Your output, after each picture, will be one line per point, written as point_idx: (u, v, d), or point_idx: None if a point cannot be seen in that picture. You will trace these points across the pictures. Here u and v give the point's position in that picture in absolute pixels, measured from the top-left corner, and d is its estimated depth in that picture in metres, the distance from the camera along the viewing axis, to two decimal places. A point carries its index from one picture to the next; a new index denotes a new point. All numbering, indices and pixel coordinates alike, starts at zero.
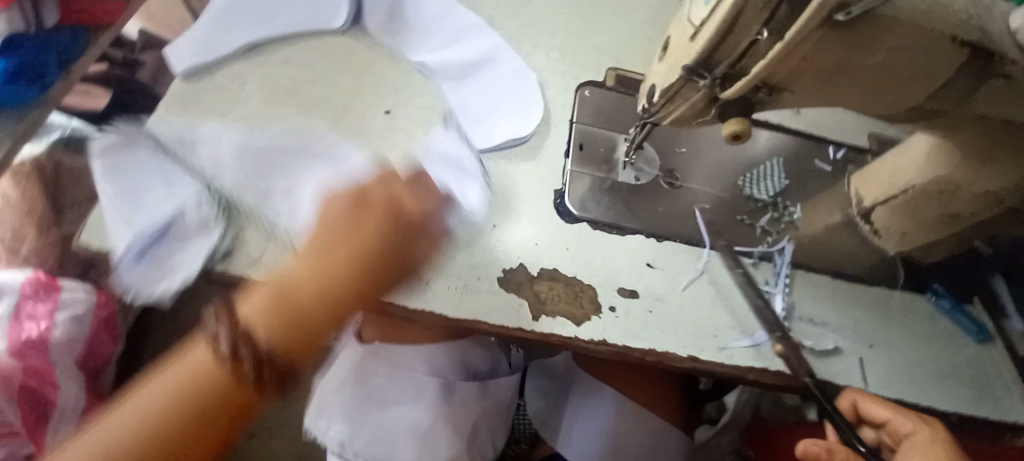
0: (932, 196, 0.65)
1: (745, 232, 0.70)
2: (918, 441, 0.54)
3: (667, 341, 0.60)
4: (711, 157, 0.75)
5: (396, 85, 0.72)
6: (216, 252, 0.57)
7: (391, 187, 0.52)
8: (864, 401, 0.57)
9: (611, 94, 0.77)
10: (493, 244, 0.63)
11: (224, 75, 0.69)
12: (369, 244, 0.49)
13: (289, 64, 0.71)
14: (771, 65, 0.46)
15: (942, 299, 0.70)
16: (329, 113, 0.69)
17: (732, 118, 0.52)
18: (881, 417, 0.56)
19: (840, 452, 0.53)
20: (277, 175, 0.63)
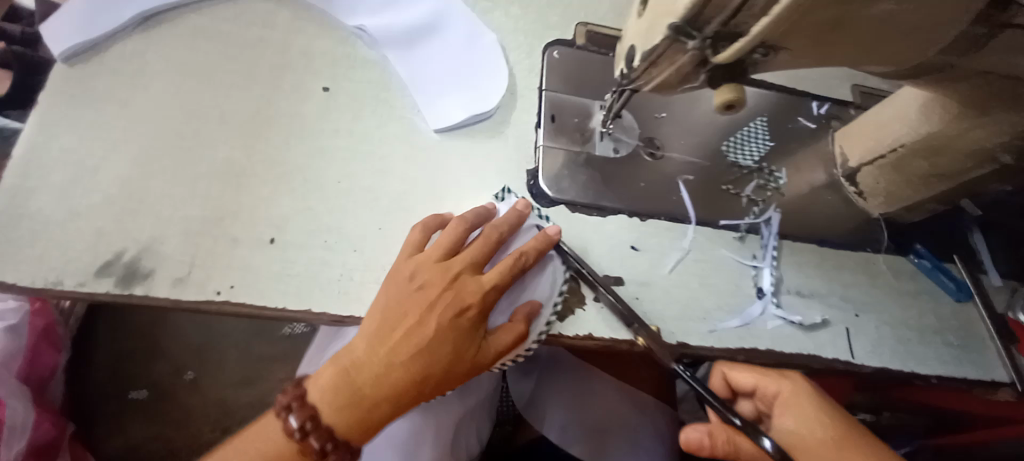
0: (921, 154, 0.61)
1: (731, 203, 0.65)
2: (784, 401, 0.52)
3: (655, 330, 0.56)
4: (692, 123, 0.69)
5: (330, 56, 0.61)
6: (131, 273, 0.47)
7: (449, 268, 0.49)
8: (729, 371, 0.56)
9: (581, 55, 0.69)
10: None
11: (119, 55, 0.57)
12: (447, 341, 0.47)
13: (198, 36, 0.59)
14: (776, 24, 0.38)
15: (923, 260, 0.69)
16: (251, 92, 0.57)
17: (719, 84, 0.46)
18: (748, 384, 0.55)
19: (719, 434, 0.53)
20: (227, 180, 0.52)
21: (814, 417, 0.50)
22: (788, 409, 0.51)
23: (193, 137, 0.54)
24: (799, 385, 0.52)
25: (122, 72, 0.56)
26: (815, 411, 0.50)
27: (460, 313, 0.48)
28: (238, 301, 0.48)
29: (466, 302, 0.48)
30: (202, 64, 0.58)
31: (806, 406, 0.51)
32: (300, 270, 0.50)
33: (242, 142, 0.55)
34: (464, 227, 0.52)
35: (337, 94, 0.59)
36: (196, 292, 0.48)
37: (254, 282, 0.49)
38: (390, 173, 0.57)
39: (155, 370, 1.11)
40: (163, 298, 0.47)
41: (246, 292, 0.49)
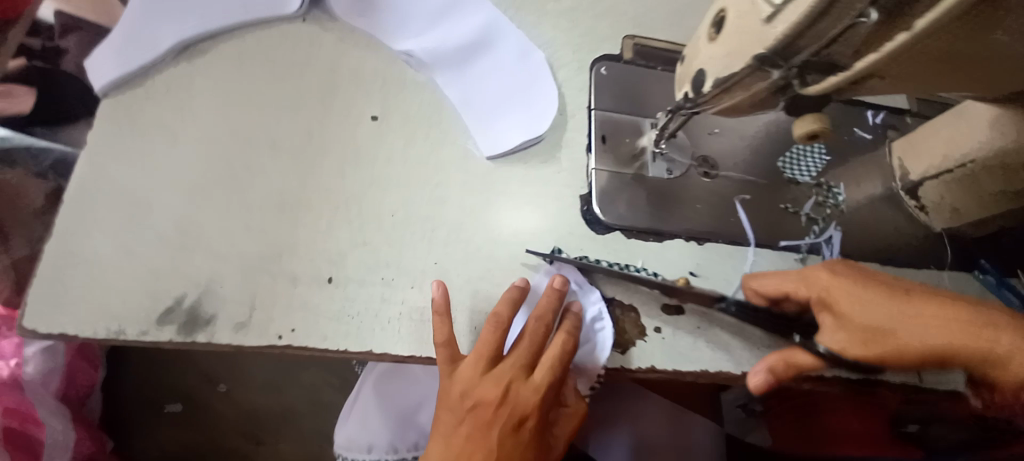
0: (995, 172, 0.59)
1: (793, 223, 0.63)
2: (833, 291, 0.49)
3: (720, 361, 0.55)
4: (748, 138, 0.66)
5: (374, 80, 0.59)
6: (194, 319, 0.47)
7: (498, 379, 0.47)
8: (755, 279, 0.54)
9: (631, 71, 0.66)
10: (523, 268, 0.55)
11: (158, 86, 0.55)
12: (515, 451, 0.47)
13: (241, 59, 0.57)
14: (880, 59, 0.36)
15: (988, 275, 0.67)
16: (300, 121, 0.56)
17: (807, 112, 0.45)
18: (776, 291, 0.53)
19: (786, 370, 0.49)
20: (285, 215, 0.51)
21: (859, 296, 0.48)
22: (831, 303, 0.49)
23: (246, 172, 0.53)
24: (830, 275, 0.50)
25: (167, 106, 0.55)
26: (852, 297, 0.48)
27: (518, 422, 0.47)
28: (303, 344, 0.48)
29: (520, 410, 0.47)
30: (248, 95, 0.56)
31: (848, 290, 0.49)
32: (359, 309, 0.49)
33: (295, 174, 0.53)
34: (503, 325, 0.49)
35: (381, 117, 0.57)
36: (261, 337, 0.47)
37: (317, 324, 0.48)
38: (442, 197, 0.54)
39: (186, 381, 1.09)
40: (225, 344, 0.47)
41: (309, 334, 0.48)
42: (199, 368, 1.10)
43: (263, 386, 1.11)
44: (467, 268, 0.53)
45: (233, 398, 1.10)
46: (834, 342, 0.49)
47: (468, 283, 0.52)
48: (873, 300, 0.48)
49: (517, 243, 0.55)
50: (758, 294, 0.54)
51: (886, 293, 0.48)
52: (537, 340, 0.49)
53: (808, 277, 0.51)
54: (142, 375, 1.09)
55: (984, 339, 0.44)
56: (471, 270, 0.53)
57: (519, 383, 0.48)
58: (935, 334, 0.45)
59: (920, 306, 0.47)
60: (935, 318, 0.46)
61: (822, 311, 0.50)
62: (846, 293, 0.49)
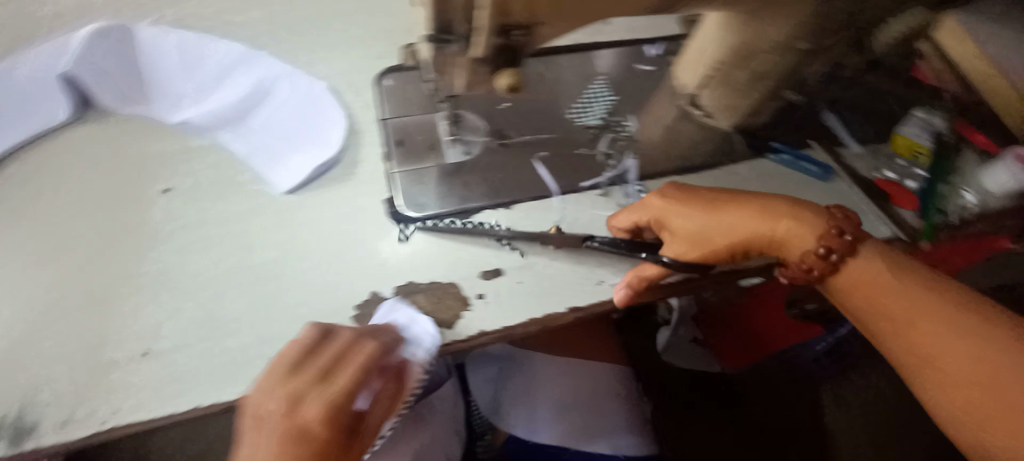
0: (737, 64, 0.64)
1: (589, 164, 0.68)
2: (669, 213, 0.58)
3: (546, 305, 0.59)
4: (535, 101, 0.72)
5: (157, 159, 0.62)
6: (20, 432, 0.48)
7: (298, 381, 0.46)
8: (616, 216, 0.62)
9: (412, 76, 0.70)
10: (340, 282, 0.57)
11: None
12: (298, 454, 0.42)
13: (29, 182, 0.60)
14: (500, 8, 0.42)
15: (781, 154, 0.74)
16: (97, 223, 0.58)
17: (502, 69, 0.48)
18: (626, 224, 0.61)
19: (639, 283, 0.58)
20: (93, 304, 0.53)
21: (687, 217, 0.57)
22: (667, 223, 0.58)
23: (48, 279, 0.55)
24: (663, 195, 0.59)
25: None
26: (680, 217, 0.57)
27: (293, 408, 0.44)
28: (127, 421, 0.49)
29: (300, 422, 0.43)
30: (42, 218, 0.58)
31: (674, 207, 0.58)
32: (181, 370, 0.51)
33: (96, 264, 0.55)
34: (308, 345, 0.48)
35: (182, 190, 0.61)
36: (83, 428, 0.48)
37: (141, 398, 0.50)
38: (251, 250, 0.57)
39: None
40: (54, 444, 0.48)
41: (132, 410, 0.49)
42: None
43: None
44: (284, 296, 0.55)
45: None
46: (675, 255, 0.58)
47: (287, 313, 0.55)
48: (694, 207, 0.57)
49: (333, 260, 0.58)
50: (619, 229, 0.62)
51: (706, 203, 0.57)
52: (347, 354, 0.48)
53: (645, 205, 0.60)
54: None
55: (768, 228, 0.55)
56: (288, 299, 0.55)
57: (296, 408, 0.44)
58: (745, 223, 0.55)
59: (732, 200, 0.57)
60: (737, 218, 0.56)
61: (663, 232, 0.59)
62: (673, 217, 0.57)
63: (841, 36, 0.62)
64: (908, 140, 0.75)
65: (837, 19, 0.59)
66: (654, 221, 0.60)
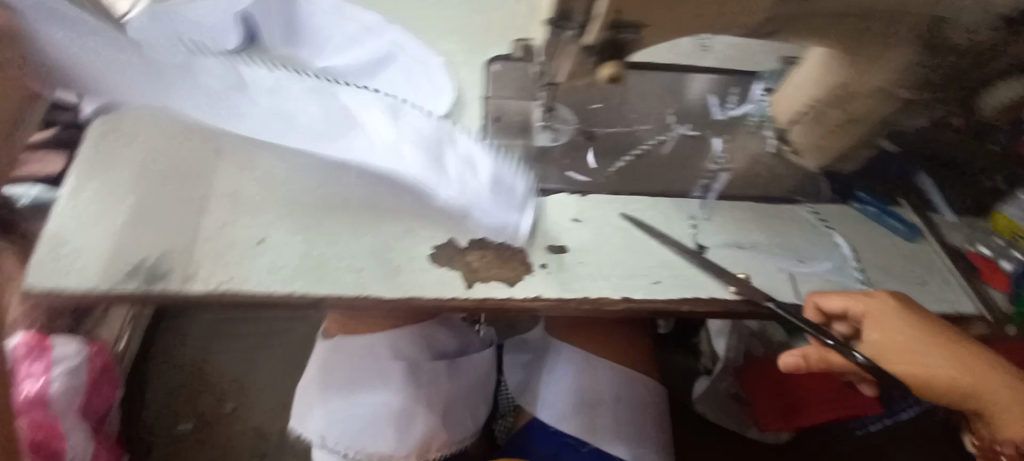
0: (834, 104, 0.65)
1: (669, 174, 0.72)
2: (874, 315, 0.58)
3: (602, 288, 0.63)
4: (627, 106, 0.77)
5: (285, 80, 0.67)
6: (154, 275, 0.59)
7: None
8: (823, 299, 0.60)
9: (520, 65, 0.78)
10: (424, 224, 0.65)
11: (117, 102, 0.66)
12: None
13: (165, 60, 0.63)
14: (617, 3, 0.48)
15: (867, 205, 0.73)
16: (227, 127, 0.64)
17: (609, 61, 0.53)
18: (839, 308, 0.59)
19: (815, 357, 0.58)
20: (232, 192, 0.65)
21: (899, 324, 0.58)
22: (882, 323, 0.58)
23: (200, 165, 0.67)
24: (889, 302, 0.59)
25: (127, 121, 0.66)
26: (901, 323, 0.57)
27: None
28: (234, 289, 0.59)
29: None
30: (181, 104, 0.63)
31: (901, 313, 0.58)
32: (284, 262, 0.61)
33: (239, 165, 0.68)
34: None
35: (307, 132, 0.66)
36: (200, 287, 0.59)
37: (251, 277, 0.60)
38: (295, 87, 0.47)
39: (201, 402, 1.24)
40: (176, 291, 0.58)
41: (240, 284, 0.59)
42: (212, 391, 1.25)
43: (268, 404, 1.25)
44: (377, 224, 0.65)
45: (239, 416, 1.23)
46: (876, 355, 0.58)
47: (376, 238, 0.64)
48: (927, 338, 0.57)
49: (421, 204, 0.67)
50: (815, 307, 0.61)
51: (935, 337, 0.57)
52: None
53: (874, 299, 0.59)
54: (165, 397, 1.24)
55: (989, 388, 0.55)
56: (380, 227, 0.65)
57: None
58: (957, 369, 0.55)
59: (947, 348, 0.56)
60: (948, 360, 0.56)
61: (871, 332, 0.58)
62: (891, 318, 0.57)
63: None
64: (1010, 221, 0.71)
65: (949, 78, 0.59)
66: (865, 313, 0.59)
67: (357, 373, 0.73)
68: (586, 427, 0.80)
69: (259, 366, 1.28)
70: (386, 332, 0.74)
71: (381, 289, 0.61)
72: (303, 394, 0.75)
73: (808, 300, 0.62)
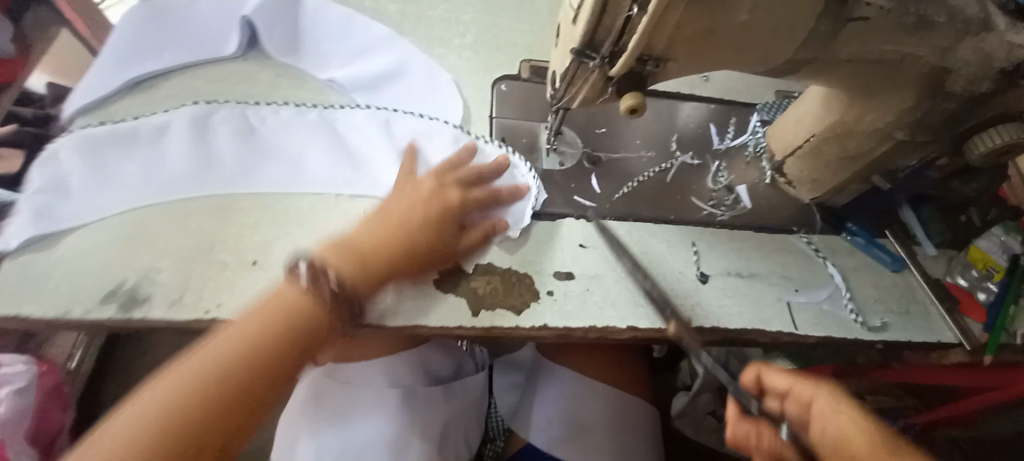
0: (831, 140, 0.68)
1: (674, 201, 0.73)
2: (822, 406, 0.55)
3: (607, 316, 0.62)
4: (631, 133, 0.78)
5: (291, 116, 0.68)
6: (133, 300, 0.54)
7: (438, 234, 0.61)
8: (768, 371, 0.58)
9: (527, 86, 0.78)
10: None
11: (107, 135, 0.64)
12: (446, 235, 0.62)
13: (185, 107, 0.67)
14: (646, 37, 0.48)
15: (856, 236, 0.76)
16: (230, 165, 0.64)
17: (626, 92, 0.54)
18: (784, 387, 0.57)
19: (759, 431, 0.56)
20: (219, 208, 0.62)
21: (848, 419, 0.54)
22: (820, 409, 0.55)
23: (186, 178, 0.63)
24: (839, 394, 0.55)
25: (121, 156, 0.63)
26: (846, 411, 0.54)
27: (457, 231, 0.63)
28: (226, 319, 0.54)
29: (457, 251, 0.62)
30: (189, 144, 0.65)
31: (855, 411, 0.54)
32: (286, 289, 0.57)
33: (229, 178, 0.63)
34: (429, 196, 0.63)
35: (316, 165, 0.65)
36: (188, 315, 0.54)
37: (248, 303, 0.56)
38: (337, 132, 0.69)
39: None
40: (159, 318, 0.54)
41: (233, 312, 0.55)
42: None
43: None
44: None
45: None
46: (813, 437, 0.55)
47: None
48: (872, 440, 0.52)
49: None
50: (757, 376, 0.59)
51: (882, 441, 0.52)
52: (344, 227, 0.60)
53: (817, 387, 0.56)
54: None
55: None
56: None
57: (457, 237, 0.63)
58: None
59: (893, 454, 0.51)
60: None
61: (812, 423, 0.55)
62: (835, 426, 0.53)
63: (944, 136, 0.64)
64: (984, 253, 0.74)
65: (942, 121, 0.62)
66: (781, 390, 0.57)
67: (348, 399, 0.67)
68: (584, 452, 0.78)
69: None
70: (382, 356, 0.69)
71: (385, 316, 0.59)
72: (287, 423, 0.68)
73: (752, 367, 0.59)
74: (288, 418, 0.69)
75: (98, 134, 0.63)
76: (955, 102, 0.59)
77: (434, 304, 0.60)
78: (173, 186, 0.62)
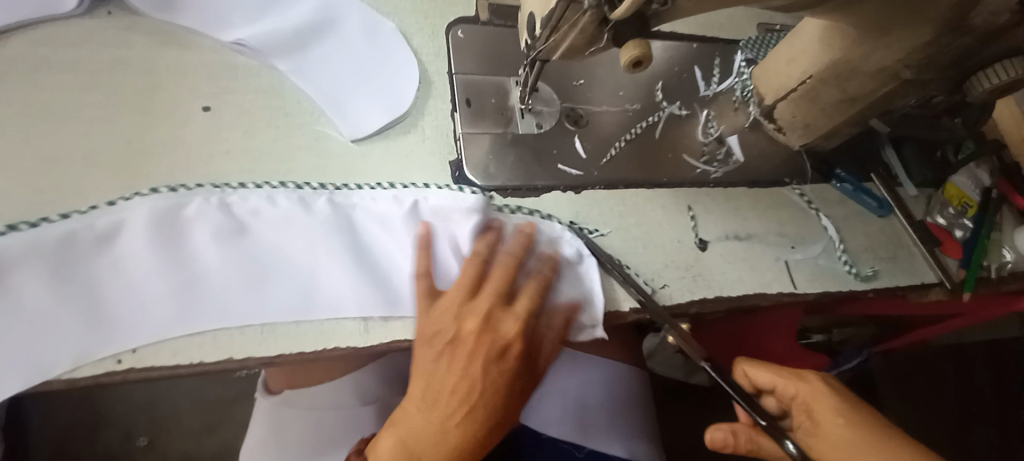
0: (829, 82, 0.60)
1: (666, 161, 0.65)
2: (808, 404, 0.55)
3: (609, 301, 0.58)
4: (612, 81, 0.67)
5: (265, 198, 0.51)
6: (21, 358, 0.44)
7: (477, 308, 0.50)
8: (751, 368, 0.59)
9: (488, 31, 0.64)
10: (382, 230, 0.54)
11: (30, 250, 0.45)
12: (502, 386, 0.50)
13: (138, 195, 0.49)
14: None
15: (845, 183, 0.73)
16: (222, 286, 0.49)
17: (628, 41, 0.44)
18: (769, 385, 0.57)
19: (743, 434, 0.58)
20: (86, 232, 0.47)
21: (818, 391, 0.55)
22: (813, 411, 0.54)
23: (49, 183, 0.48)
24: (819, 389, 0.55)
25: (69, 284, 0.47)
26: (834, 411, 0.53)
27: (505, 350, 0.50)
28: (146, 363, 0.46)
29: (509, 333, 0.50)
30: (154, 249, 0.48)
31: (835, 405, 0.54)
32: (215, 323, 0.48)
33: (114, 181, 0.50)
34: (483, 261, 0.52)
35: (337, 280, 0.51)
36: (96, 362, 0.46)
37: (174, 342, 0.47)
38: (340, 232, 0.53)
39: (103, 439, 1.04)
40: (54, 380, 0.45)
41: (152, 353, 0.47)
42: (118, 425, 1.05)
43: (196, 430, 1.08)
44: (309, 234, 0.52)
45: (155, 450, 1.06)
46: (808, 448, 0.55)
47: (323, 260, 0.52)
48: (850, 427, 0.52)
49: (373, 211, 0.54)
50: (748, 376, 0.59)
51: (863, 427, 0.52)
52: (469, 284, 0.52)
53: (803, 379, 0.56)
54: (56, 442, 1.02)
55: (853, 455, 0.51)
56: (325, 238, 0.52)
57: (503, 307, 0.51)
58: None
59: (869, 450, 0.51)
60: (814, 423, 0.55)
61: (804, 419, 0.55)
62: (800, 388, 0.55)
63: (948, 73, 0.59)
64: (960, 190, 0.74)
65: (948, 60, 0.57)
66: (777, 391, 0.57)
67: (312, 426, 0.60)
68: (577, 429, 0.74)
69: (173, 388, 1.09)
70: (346, 374, 0.61)
71: (349, 335, 0.50)
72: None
73: (738, 367, 0.60)
74: (249, 456, 0.62)
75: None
76: (970, 38, 0.55)
77: (391, 288, 0.53)
78: (155, 326, 0.47)
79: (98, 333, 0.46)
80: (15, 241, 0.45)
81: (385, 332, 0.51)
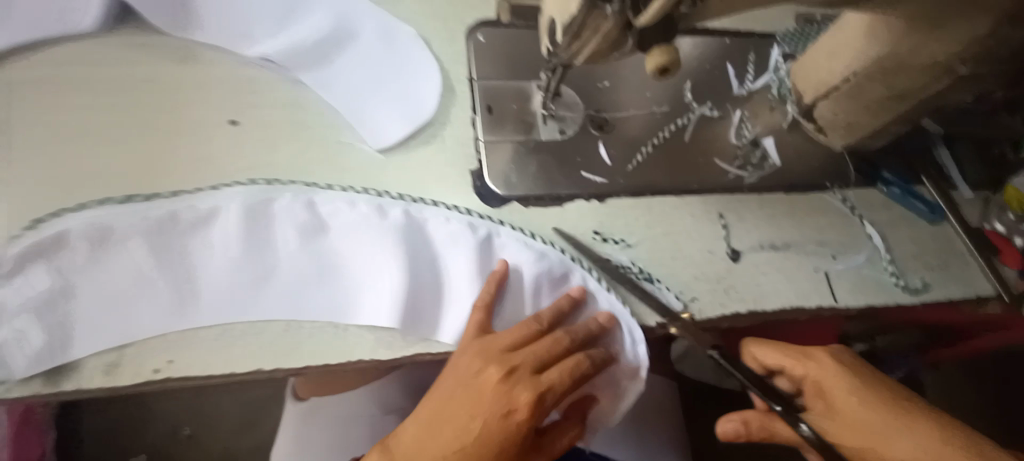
0: (876, 78, 0.56)
1: (696, 165, 0.62)
2: (823, 384, 0.53)
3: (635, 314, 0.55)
4: (638, 82, 0.65)
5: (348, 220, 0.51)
6: (56, 369, 0.45)
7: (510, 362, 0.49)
8: (755, 349, 0.56)
9: (511, 33, 0.63)
10: (441, 247, 0.53)
11: (137, 223, 0.48)
12: (495, 448, 0.47)
13: (237, 185, 0.50)
14: None
15: (892, 186, 0.68)
16: (286, 295, 0.49)
17: (654, 45, 0.42)
18: (777, 366, 0.54)
19: (754, 422, 0.55)
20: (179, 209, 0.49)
21: (835, 369, 0.53)
22: (826, 392, 0.52)
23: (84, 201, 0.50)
24: (833, 369, 0.53)
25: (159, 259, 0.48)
26: (850, 394, 0.51)
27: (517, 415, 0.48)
28: (175, 375, 0.46)
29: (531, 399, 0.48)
30: (245, 240, 0.50)
31: (848, 386, 0.52)
32: (255, 327, 0.48)
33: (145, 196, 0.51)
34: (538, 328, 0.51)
35: (387, 300, 0.49)
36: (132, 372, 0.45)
37: (195, 351, 0.47)
38: (416, 265, 0.52)
39: (150, 430, 1.10)
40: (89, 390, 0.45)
41: (183, 362, 0.46)
42: (164, 417, 1.11)
43: (235, 423, 1.13)
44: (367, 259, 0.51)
45: (197, 442, 1.10)
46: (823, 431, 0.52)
47: (381, 283, 0.50)
48: (869, 409, 0.51)
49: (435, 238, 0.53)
50: (758, 360, 0.56)
51: (880, 406, 0.51)
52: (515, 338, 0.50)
53: (815, 358, 0.54)
54: (106, 431, 1.08)
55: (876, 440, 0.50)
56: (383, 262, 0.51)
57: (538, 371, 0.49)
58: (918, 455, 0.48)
59: (889, 432, 0.49)
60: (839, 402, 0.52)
61: (817, 402, 0.53)
62: (815, 367, 0.53)
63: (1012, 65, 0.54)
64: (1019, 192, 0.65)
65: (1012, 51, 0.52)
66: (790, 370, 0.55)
67: (338, 436, 0.61)
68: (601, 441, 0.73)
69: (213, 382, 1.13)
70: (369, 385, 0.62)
71: (370, 348, 0.49)
72: None
73: (744, 351, 0.57)
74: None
75: (111, 220, 0.47)
76: None
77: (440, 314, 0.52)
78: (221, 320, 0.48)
79: (162, 319, 0.47)
80: (126, 211, 0.48)
81: (407, 349, 0.50)
